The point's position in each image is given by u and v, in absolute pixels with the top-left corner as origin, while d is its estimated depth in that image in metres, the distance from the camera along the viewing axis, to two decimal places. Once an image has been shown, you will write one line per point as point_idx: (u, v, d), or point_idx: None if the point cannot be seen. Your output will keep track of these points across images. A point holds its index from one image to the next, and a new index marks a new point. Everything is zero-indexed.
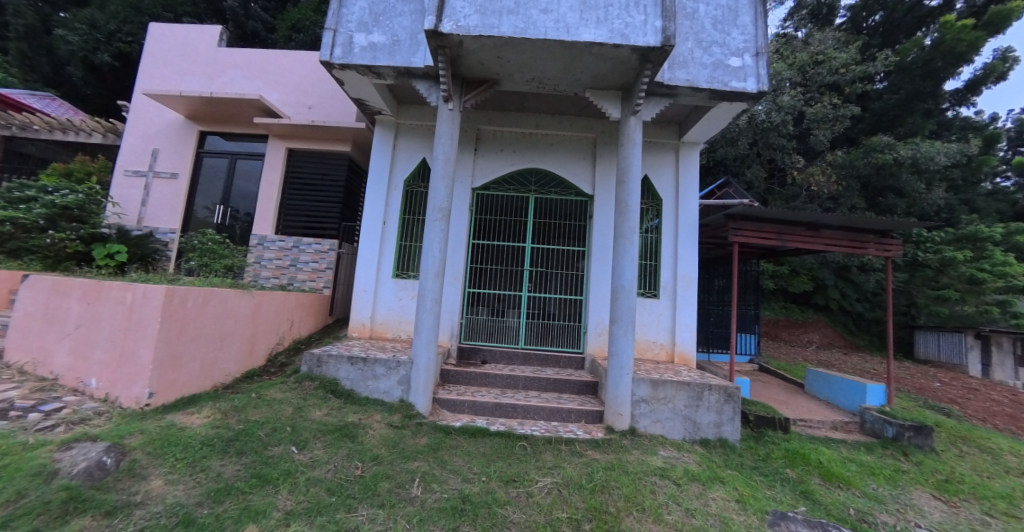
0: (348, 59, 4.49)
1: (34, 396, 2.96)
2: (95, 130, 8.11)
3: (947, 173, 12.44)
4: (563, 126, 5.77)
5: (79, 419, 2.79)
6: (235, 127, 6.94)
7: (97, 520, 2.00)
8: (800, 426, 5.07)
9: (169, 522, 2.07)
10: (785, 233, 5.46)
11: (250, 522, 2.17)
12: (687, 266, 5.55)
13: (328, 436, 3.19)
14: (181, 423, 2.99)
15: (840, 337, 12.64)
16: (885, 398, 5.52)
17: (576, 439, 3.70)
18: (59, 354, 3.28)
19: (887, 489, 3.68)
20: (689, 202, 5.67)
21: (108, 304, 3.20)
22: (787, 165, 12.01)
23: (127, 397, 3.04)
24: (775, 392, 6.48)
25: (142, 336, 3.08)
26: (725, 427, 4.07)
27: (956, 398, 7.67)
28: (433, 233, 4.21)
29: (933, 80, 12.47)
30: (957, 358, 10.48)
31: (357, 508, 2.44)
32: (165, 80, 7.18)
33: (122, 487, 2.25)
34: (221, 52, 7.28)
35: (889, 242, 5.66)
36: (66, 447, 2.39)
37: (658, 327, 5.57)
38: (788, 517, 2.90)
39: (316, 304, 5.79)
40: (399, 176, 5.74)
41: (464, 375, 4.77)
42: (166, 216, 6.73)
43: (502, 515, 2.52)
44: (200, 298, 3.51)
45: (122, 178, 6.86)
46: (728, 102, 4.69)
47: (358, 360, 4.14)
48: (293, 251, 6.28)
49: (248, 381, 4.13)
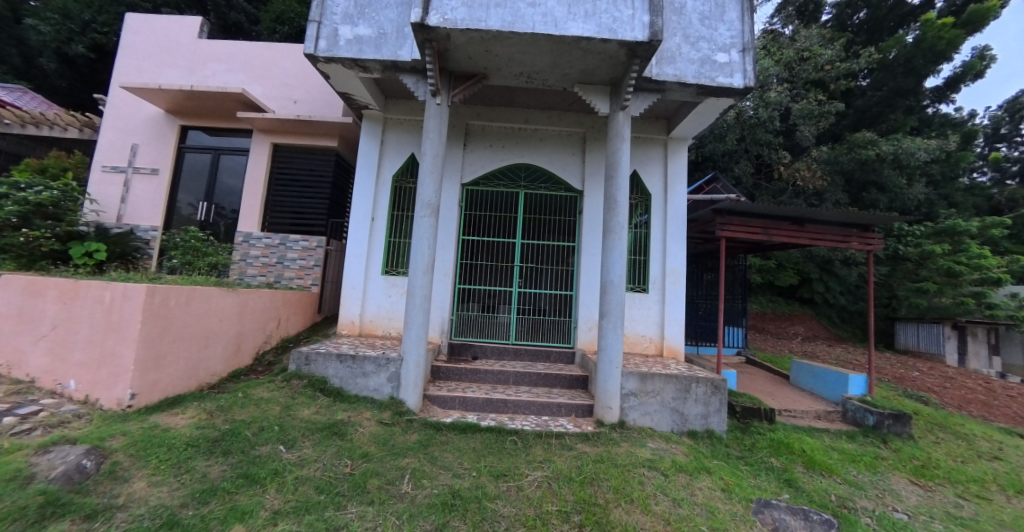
0: (333, 52, 4.41)
1: (10, 399, 2.89)
2: (71, 124, 7.88)
3: (927, 168, 12.72)
4: (552, 121, 5.77)
5: (57, 422, 2.73)
6: (218, 121, 6.76)
7: (76, 524, 1.97)
8: (785, 417, 5.20)
9: (152, 524, 2.04)
10: (771, 228, 5.52)
11: (237, 522, 2.15)
12: (675, 261, 5.60)
13: (317, 435, 3.16)
14: (165, 424, 2.93)
15: (825, 329, 12.92)
16: (866, 388, 5.64)
17: (566, 433, 3.73)
18: (36, 355, 3.19)
19: (867, 475, 3.80)
20: (677, 197, 5.71)
21: (86, 304, 3.12)
22: (775, 161, 12.19)
23: (108, 399, 2.99)
24: (762, 384, 6.61)
25: (122, 338, 3.01)
26: (713, 418, 4.15)
27: (933, 386, 7.92)
28: (421, 229, 4.16)
29: (915, 77, 12.72)
30: (935, 347, 10.92)
31: (346, 506, 2.43)
32: (143, 74, 6.97)
33: (103, 490, 2.21)
34: (201, 44, 7.08)
35: (871, 236, 5.80)
36: (43, 451, 2.34)
37: (647, 321, 5.63)
38: (771, 505, 2.95)
39: (304, 302, 5.71)
40: (387, 172, 5.68)
41: (454, 371, 4.76)
42: (147, 213, 6.57)
43: (492, 509, 2.53)
44: (182, 297, 3.43)
45: (99, 174, 6.65)
46: (715, 97, 4.72)
47: (347, 357, 4.10)
48: (279, 249, 6.20)
49: (234, 380, 4.07)
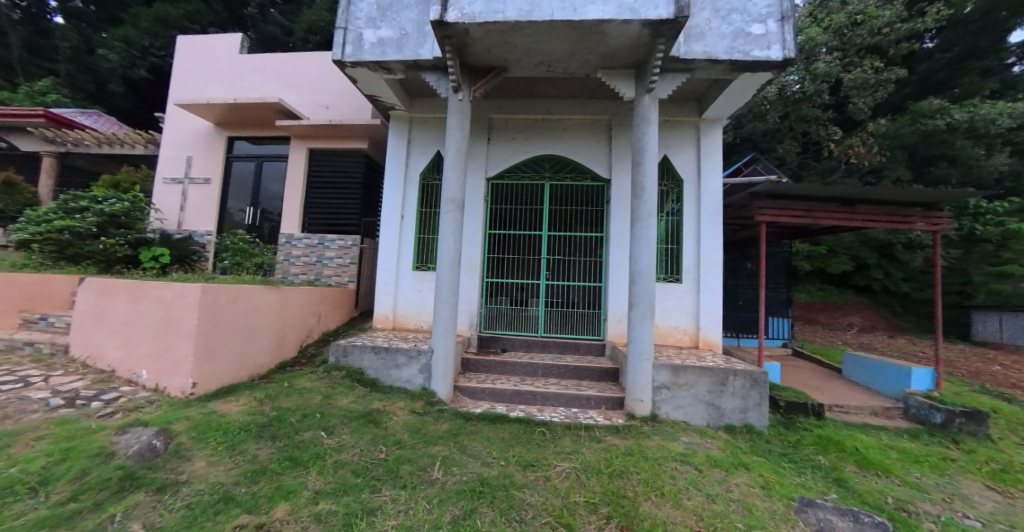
0: (359, 56, 4.56)
1: (95, 386, 3.31)
2: (138, 142, 8.60)
3: (1011, 136, 11.19)
4: (575, 110, 5.66)
5: (133, 407, 3.10)
6: (259, 130, 7.21)
7: (149, 495, 2.25)
8: (836, 412, 4.86)
9: (211, 499, 2.26)
10: (816, 210, 5.13)
11: (282, 500, 2.32)
12: (710, 249, 5.34)
13: (354, 422, 3.33)
14: (221, 410, 3.22)
15: (884, 319, 11.95)
16: (934, 383, 5.16)
17: (595, 425, 3.70)
18: (112, 348, 3.60)
19: (931, 477, 3.47)
20: (711, 181, 5.43)
21: (150, 302, 3.47)
22: (824, 138, 11.26)
23: (172, 387, 3.33)
24: (808, 377, 6.22)
25: (181, 332, 3.34)
26: (752, 413, 3.95)
27: (1019, 382, 7.05)
28: (446, 224, 4.24)
29: (993, 33, 11.18)
30: (1021, 339, 9.74)
31: (380, 489, 2.55)
32: (193, 90, 7.57)
33: (170, 466, 2.49)
34: (241, 58, 7.57)
35: (937, 215, 5.24)
36: (122, 431, 2.70)
37: (680, 312, 5.43)
38: (815, 504, 2.76)
39: (341, 298, 6.00)
40: (414, 169, 5.82)
41: (483, 363, 4.84)
42: (203, 219, 7.16)
43: (519, 497, 2.56)
44: (230, 294, 3.71)
45: (162, 185, 7.33)
46: (752, 72, 4.43)
47: (381, 349, 4.29)
48: (317, 248, 6.54)
49: (280, 371, 4.37)
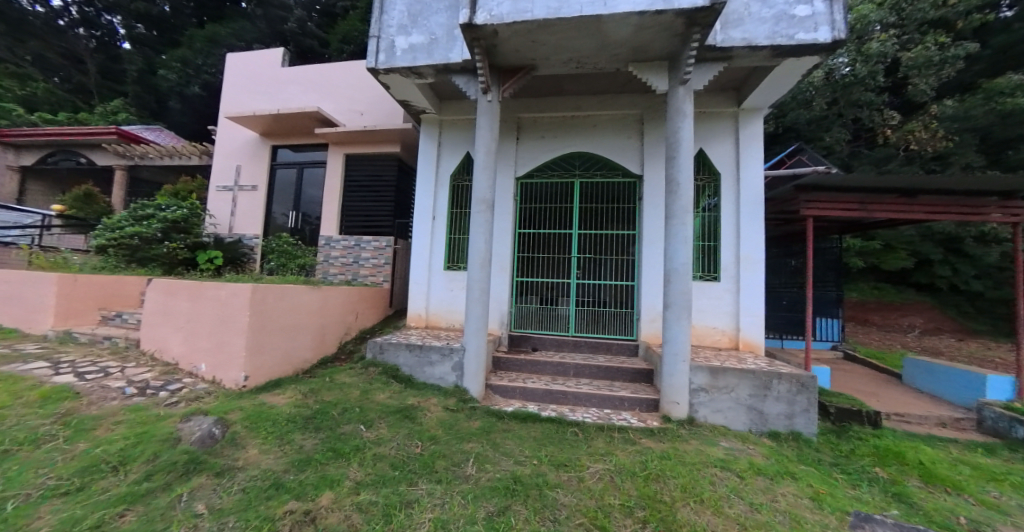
0: (391, 62, 4.71)
1: (162, 378, 3.61)
2: (193, 153, 9.28)
3: None
4: (605, 106, 5.56)
5: (194, 397, 3.37)
6: (301, 138, 7.61)
7: (210, 478, 2.43)
8: (895, 421, 4.50)
9: (263, 484, 2.41)
10: (870, 202, 4.76)
11: (327, 489, 2.44)
12: (750, 246, 5.09)
13: (391, 417, 3.44)
14: (269, 402, 3.43)
15: (950, 321, 10.90)
16: (1014, 392, 4.64)
17: (629, 427, 3.62)
18: (175, 343, 3.92)
19: (1011, 496, 3.13)
20: (751, 174, 5.16)
21: (206, 301, 3.75)
22: (878, 123, 10.43)
23: (227, 380, 3.60)
24: (863, 382, 5.77)
25: (235, 329, 3.60)
26: (799, 419, 3.72)
27: None
28: (477, 224, 4.29)
29: None
30: None
31: (416, 482, 2.62)
32: (241, 103, 8.09)
33: (227, 452, 2.69)
34: (283, 71, 8.01)
35: (1016, 205, 4.72)
36: (186, 419, 2.94)
37: (718, 311, 5.20)
38: (872, 519, 2.56)
39: (377, 297, 6.21)
40: (445, 171, 5.93)
41: (514, 362, 4.87)
42: (251, 223, 7.65)
43: (552, 497, 2.54)
44: (277, 294, 3.95)
45: (215, 193, 7.90)
46: (796, 57, 4.18)
47: (415, 347, 4.42)
48: (354, 249, 6.82)
49: (322, 366, 4.59)
